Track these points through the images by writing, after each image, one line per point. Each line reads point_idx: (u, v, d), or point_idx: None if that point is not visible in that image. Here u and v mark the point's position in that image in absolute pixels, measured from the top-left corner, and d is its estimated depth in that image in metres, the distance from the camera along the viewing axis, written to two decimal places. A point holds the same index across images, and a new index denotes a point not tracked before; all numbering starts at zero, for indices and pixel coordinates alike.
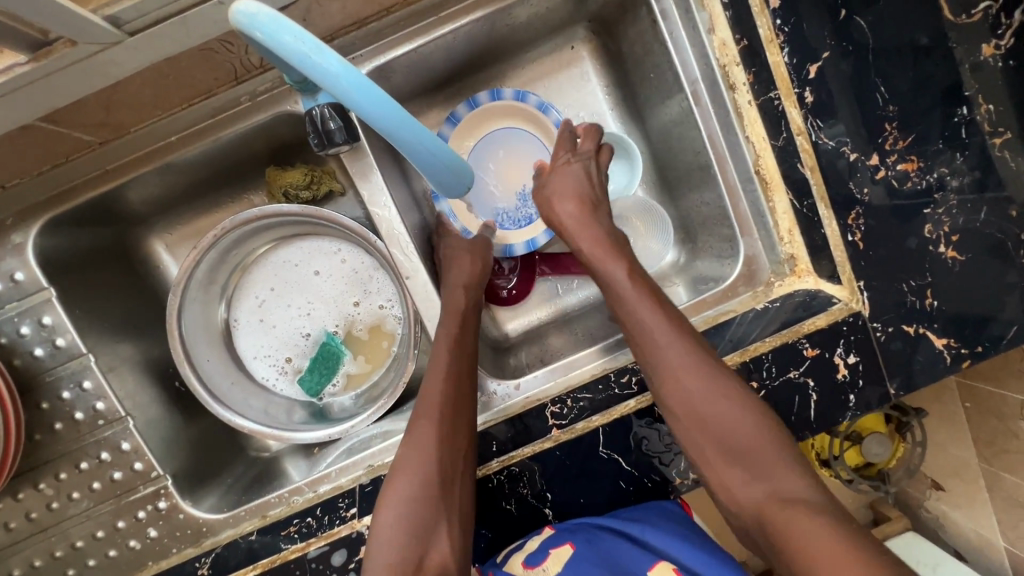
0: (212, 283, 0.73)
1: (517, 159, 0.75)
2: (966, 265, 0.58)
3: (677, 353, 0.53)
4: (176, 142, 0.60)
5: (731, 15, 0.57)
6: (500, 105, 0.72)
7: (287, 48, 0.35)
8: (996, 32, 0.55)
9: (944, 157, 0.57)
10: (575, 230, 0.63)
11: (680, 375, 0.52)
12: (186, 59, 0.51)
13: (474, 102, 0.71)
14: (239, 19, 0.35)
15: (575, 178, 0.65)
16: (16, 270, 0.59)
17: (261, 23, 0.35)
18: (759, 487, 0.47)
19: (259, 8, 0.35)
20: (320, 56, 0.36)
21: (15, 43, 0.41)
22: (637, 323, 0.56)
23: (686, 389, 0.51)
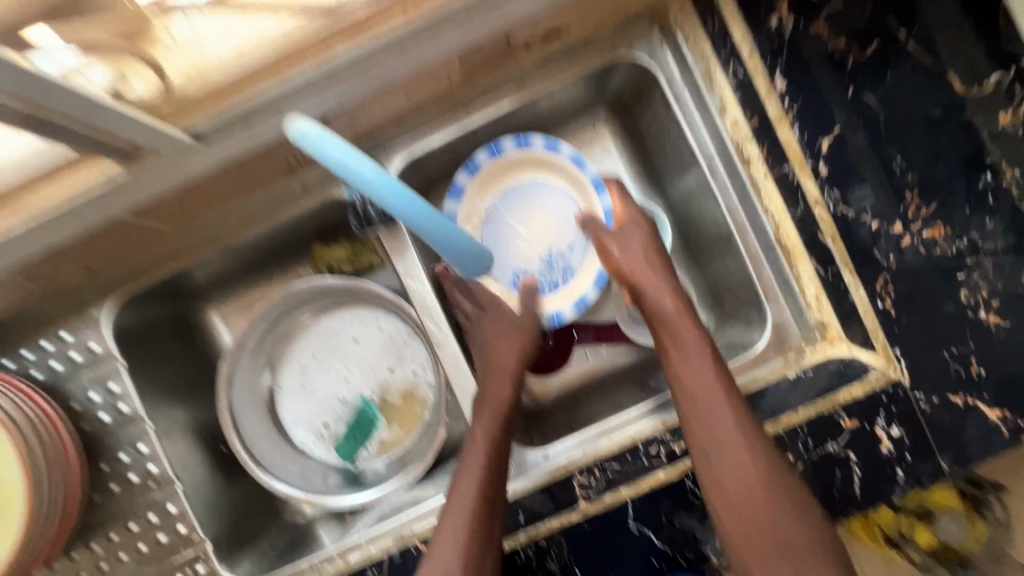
0: (260, 350, 0.79)
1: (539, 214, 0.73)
2: (1011, 330, 0.56)
3: (714, 395, 0.56)
4: (237, 226, 0.68)
5: (740, 96, 0.59)
6: (528, 155, 0.71)
7: (329, 157, 0.41)
8: (1011, 101, 0.56)
9: (973, 223, 0.56)
10: (655, 298, 0.65)
11: (713, 413, 0.56)
12: (249, 162, 0.58)
13: (497, 148, 0.69)
14: (294, 133, 0.40)
15: (643, 245, 0.67)
16: (92, 342, 0.65)
17: (315, 139, 0.40)
18: (760, 528, 0.53)
19: (313, 125, 0.40)
20: (356, 161, 0.42)
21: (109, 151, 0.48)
22: (704, 390, 0.57)
23: (720, 432, 0.54)
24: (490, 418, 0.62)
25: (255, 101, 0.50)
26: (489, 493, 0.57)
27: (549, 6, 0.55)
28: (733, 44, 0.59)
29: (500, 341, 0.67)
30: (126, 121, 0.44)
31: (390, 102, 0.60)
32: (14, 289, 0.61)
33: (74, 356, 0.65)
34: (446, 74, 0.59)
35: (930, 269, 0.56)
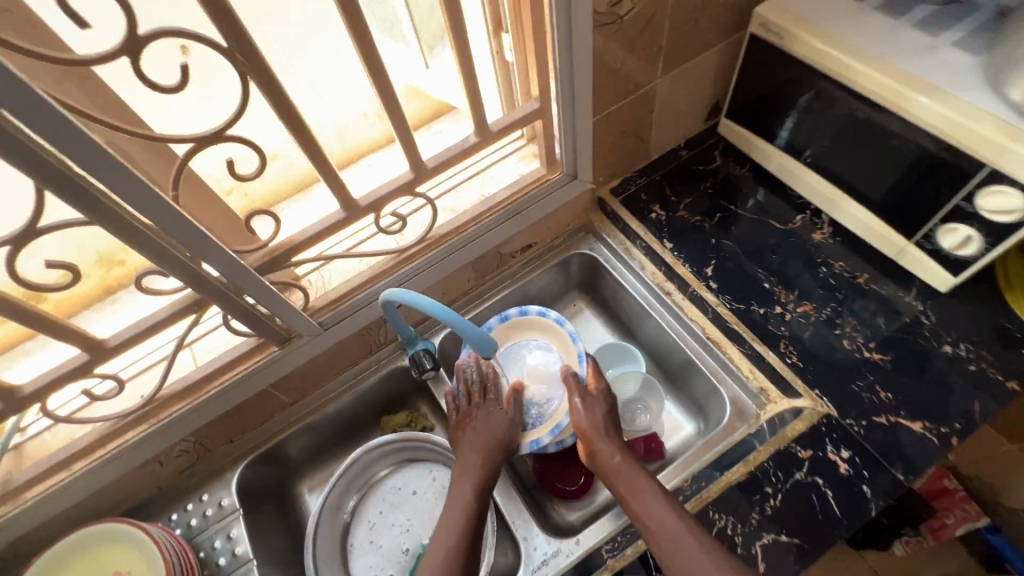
0: (338, 510, 0.94)
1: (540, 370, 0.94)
2: (894, 360, 0.75)
3: (654, 505, 0.68)
4: (333, 396, 0.96)
5: (649, 256, 0.93)
6: (543, 321, 0.96)
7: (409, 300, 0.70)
8: (818, 226, 0.89)
9: (828, 297, 0.82)
10: (607, 456, 0.78)
11: (658, 517, 0.67)
12: (350, 341, 0.90)
13: (524, 310, 0.96)
14: (396, 294, 0.71)
15: (603, 410, 0.83)
16: (223, 497, 0.87)
17: (405, 295, 0.70)
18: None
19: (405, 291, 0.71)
20: (421, 299, 0.70)
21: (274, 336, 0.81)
22: (661, 528, 0.66)
23: (664, 529, 0.66)
24: (465, 487, 0.77)
25: (359, 303, 0.86)
26: (462, 543, 0.72)
27: (521, 231, 0.95)
28: (635, 230, 0.96)
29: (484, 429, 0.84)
30: (295, 315, 0.79)
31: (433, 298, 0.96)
32: (180, 459, 0.86)
33: (207, 511, 0.86)
34: (465, 276, 0.96)
35: (812, 331, 0.80)
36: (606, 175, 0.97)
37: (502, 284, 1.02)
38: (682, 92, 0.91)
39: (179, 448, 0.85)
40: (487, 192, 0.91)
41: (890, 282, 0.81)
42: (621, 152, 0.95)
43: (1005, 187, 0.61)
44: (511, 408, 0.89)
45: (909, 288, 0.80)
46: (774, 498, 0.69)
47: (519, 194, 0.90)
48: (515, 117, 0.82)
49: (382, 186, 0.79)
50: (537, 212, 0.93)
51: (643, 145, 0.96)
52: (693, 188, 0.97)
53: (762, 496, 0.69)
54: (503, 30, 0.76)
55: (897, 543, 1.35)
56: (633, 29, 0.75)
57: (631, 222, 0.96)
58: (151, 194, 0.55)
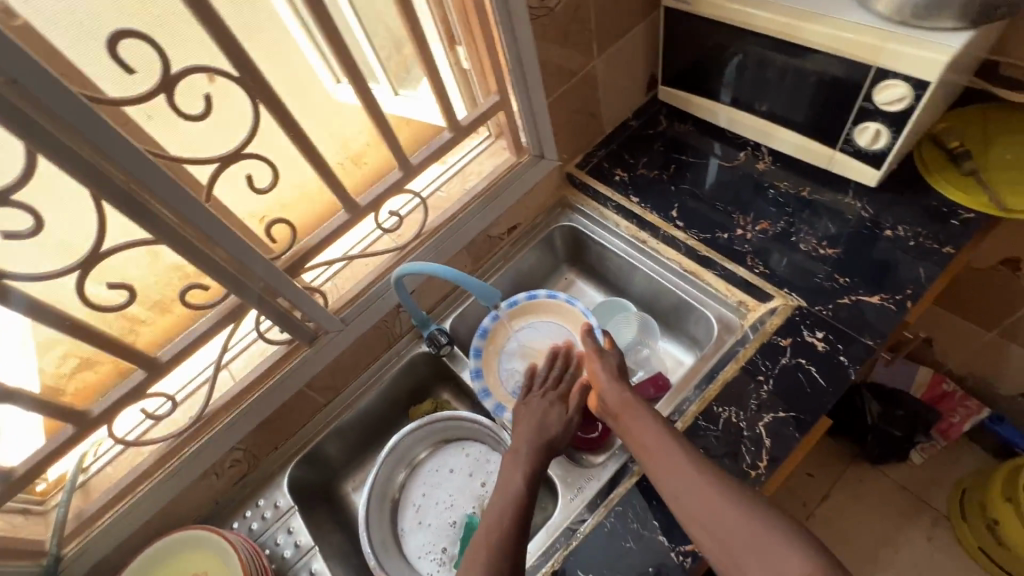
0: (385, 496, 1.01)
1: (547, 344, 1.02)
2: (845, 252, 0.87)
3: (655, 438, 0.75)
4: (361, 393, 1.04)
5: (621, 214, 1.05)
6: (554, 304, 1.04)
7: (425, 268, 0.80)
8: (760, 157, 1.01)
9: (779, 213, 0.94)
10: (614, 399, 0.82)
11: (657, 447, 0.74)
12: (370, 335, 0.99)
13: (532, 295, 1.04)
14: (409, 267, 0.80)
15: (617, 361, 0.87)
16: (278, 499, 0.95)
17: (423, 268, 0.80)
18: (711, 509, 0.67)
19: (421, 265, 0.80)
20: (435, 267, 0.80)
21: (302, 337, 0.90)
22: (660, 449, 0.73)
23: (665, 455, 0.72)
24: (518, 471, 0.78)
25: (371, 297, 0.95)
26: (507, 521, 0.73)
27: (504, 213, 1.06)
28: (604, 195, 1.07)
29: (533, 412, 0.86)
30: (320, 313, 0.88)
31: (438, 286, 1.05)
32: (233, 469, 0.94)
33: (266, 513, 0.93)
34: (462, 263, 1.07)
35: (771, 243, 0.91)
36: (569, 152, 1.10)
37: (497, 266, 1.12)
38: (619, 69, 1.05)
39: (231, 458, 0.92)
40: (469, 185, 1.03)
41: (828, 190, 0.93)
42: (579, 129, 1.07)
43: (892, 80, 0.75)
44: (574, 403, 0.87)
45: (846, 190, 0.92)
46: (766, 384, 0.79)
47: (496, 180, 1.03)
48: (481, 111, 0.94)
49: (378, 187, 0.90)
50: (515, 194, 1.05)
51: (597, 121, 1.09)
52: (647, 150, 1.10)
53: (756, 384, 0.79)
54: (457, 42, 0.89)
55: (914, 452, 1.45)
56: (565, 19, 0.88)
57: (599, 189, 1.08)
58: (197, 207, 0.66)
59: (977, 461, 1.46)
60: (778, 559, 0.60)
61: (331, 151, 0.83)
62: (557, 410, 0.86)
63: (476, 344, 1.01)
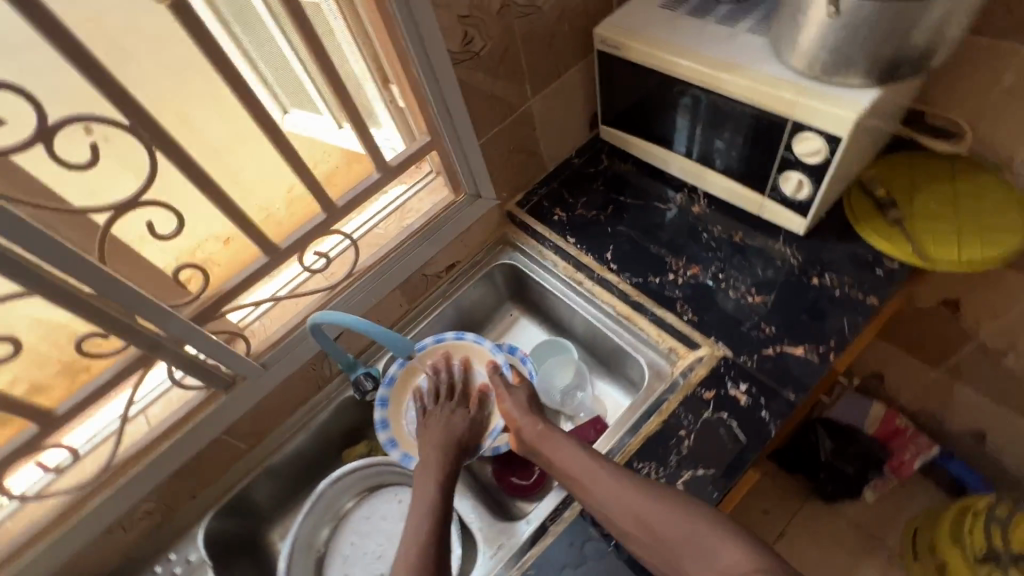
0: (310, 547, 0.97)
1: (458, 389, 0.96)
2: (772, 300, 0.87)
3: (568, 454, 0.75)
4: (288, 437, 1.00)
5: (559, 254, 1.03)
6: (462, 344, 0.98)
7: (333, 318, 0.79)
8: (696, 199, 1.01)
9: (711, 258, 0.94)
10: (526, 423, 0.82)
11: (573, 463, 0.74)
12: (297, 378, 0.96)
13: (439, 338, 0.98)
14: (317, 318, 0.80)
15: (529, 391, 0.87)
16: (190, 553, 0.91)
17: (328, 317, 0.80)
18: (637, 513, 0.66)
19: (329, 314, 0.80)
20: (339, 317, 0.79)
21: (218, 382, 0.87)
22: (581, 471, 0.72)
23: (580, 469, 0.72)
24: (428, 480, 0.78)
25: (295, 339, 0.92)
26: (421, 548, 0.70)
27: (441, 251, 1.04)
28: (543, 234, 1.06)
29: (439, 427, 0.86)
30: (236, 359, 0.85)
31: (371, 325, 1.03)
32: (145, 521, 0.89)
33: (177, 569, 0.90)
34: (397, 301, 1.04)
35: (701, 289, 0.91)
36: (510, 190, 1.09)
37: (435, 303, 1.10)
38: (558, 108, 1.04)
39: (142, 510, 0.88)
40: (406, 224, 1.01)
41: (760, 235, 0.94)
42: (518, 168, 1.07)
43: (807, 133, 0.75)
44: (472, 409, 0.91)
45: (777, 236, 0.93)
46: (688, 437, 0.78)
47: (432, 219, 1.01)
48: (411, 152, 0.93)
49: (300, 229, 0.89)
50: (451, 233, 1.03)
51: (537, 159, 1.09)
52: (587, 190, 1.09)
53: (679, 437, 0.78)
54: (390, 80, 0.87)
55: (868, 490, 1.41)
56: (492, 62, 0.88)
57: (538, 228, 1.07)
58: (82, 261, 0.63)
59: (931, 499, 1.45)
60: (711, 553, 0.60)
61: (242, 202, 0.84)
62: (459, 416, 0.88)
63: (381, 394, 0.95)
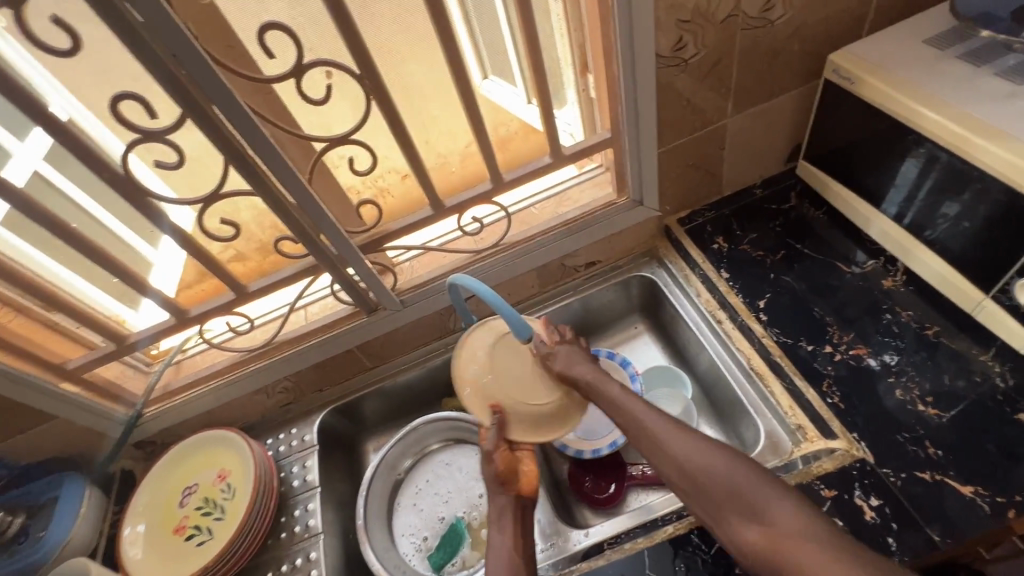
0: (393, 467, 1.09)
1: (506, 367, 0.83)
2: (951, 418, 0.72)
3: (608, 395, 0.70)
4: (404, 369, 1.12)
5: (706, 286, 0.97)
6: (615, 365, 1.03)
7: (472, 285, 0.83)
8: (890, 274, 0.87)
9: (886, 344, 0.81)
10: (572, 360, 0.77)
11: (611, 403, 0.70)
12: (426, 321, 1.06)
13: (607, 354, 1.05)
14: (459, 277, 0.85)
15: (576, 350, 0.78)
16: (305, 434, 1.07)
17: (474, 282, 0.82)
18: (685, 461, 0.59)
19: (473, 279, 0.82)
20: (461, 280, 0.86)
21: (365, 305, 1.00)
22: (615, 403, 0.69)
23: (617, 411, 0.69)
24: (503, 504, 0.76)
25: (434, 288, 1.02)
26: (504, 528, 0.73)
27: (586, 247, 1.04)
28: (695, 259, 1.00)
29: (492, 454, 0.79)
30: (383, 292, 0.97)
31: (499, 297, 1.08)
32: (281, 395, 1.08)
33: (292, 443, 1.06)
34: (529, 282, 1.08)
35: (861, 375, 0.79)
36: (674, 205, 1.04)
37: (565, 293, 1.11)
38: (756, 131, 0.95)
39: (282, 386, 1.06)
40: (561, 210, 1.03)
41: (962, 338, 0.78)
42: (690, 185, 1.01)
43: None
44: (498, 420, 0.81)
45: (987, 346, 0.76)
46: None
47: (588, 213, 1.01)
48: (587, 144, 0.93)
49: (466, 192, 0.96)
50: (604, 230, 1.02)
51: (714, 180, 1.01)
52: (762, 225, 1.00)
53: None
54: (588, 70, 0.88)
55: None
56: (699, 71, 0.83)
57: (692, 251, 1.01)
58: (295, 178, 0.75)
59: None
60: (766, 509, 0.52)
61: (426, 154, 0.94)
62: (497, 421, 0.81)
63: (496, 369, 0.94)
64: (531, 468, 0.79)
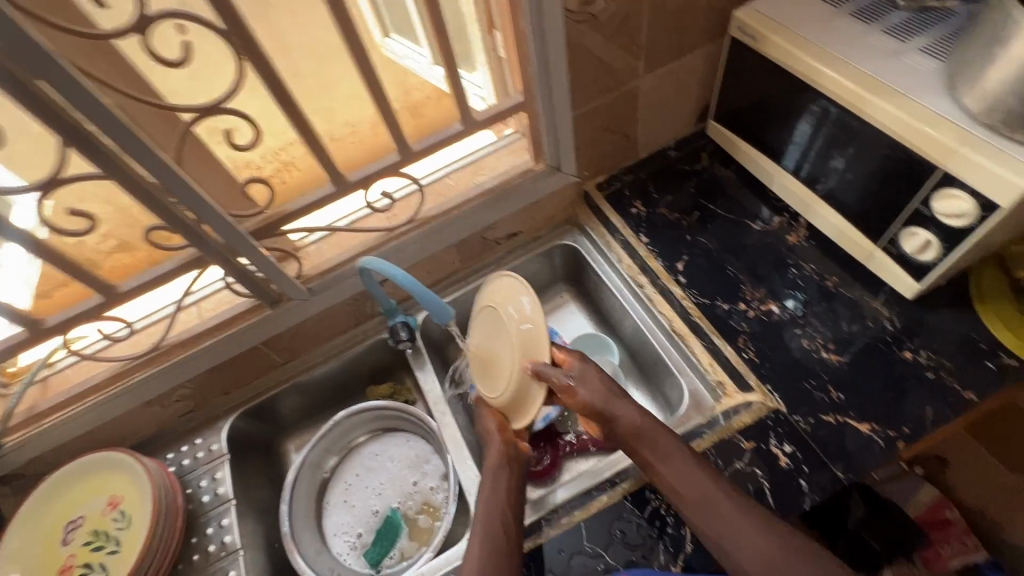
0: (319, 465, 1.02)
1: (478, 357, 0.81)
2: (849, 362, 0.78)
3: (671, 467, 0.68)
4: (320, 361, 1.04)
5: (627, 252, 0.97)
6: None
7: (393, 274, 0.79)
8: (793, 229, 0.91)
9: (792, 297, 0.85)
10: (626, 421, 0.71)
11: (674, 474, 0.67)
12: (340, 308, 0.98)
13: None
14: (371, 262, 0.80)
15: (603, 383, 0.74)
16: (212, 443, 0.96)
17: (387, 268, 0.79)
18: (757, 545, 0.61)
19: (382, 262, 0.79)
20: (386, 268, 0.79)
21: (267, 296, 0.90)
22: (701, 491, 0.65)
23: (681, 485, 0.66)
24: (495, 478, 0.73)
25: (344, 272, 0.93)
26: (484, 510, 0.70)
27: (506, 218, 1.00)
28: (615, 225, 1.00)
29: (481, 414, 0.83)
30: (286, 280, 0.87)
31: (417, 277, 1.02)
32: (178, 404, 0.96)
33: (197, 454, 0.96)
34: (449, 259, 1.02)
35: (771, 329, 0.83)
36: (592, 170, 1.02)
37: (488, 268, 1.07)
38: (668, 91, 0.94)
39: (177, 395, 0.94)
40: (477, 180, 0.97)
41: (856, 287, 0.84)
42: (607, 148, 0.99)
43: (956, 190, 0.63)
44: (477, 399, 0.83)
45: (877, 293, 0.82)
46: None
47: (506, 181, 0.96)
48: (500, 108, 0.87)
49: (371, 165, 0.87)
50: (524, 200, 0.98)
51: (629, 143, 1.00)
52: (676, 187, 1.00)
53: None
54: (495, 27, 0.82)
55: None
56: (610, 27, 0.79)
57: (612, 216, 1.01)
58: (156, 157, 0.63)
59: None
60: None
61: (318, 122, 0.84)
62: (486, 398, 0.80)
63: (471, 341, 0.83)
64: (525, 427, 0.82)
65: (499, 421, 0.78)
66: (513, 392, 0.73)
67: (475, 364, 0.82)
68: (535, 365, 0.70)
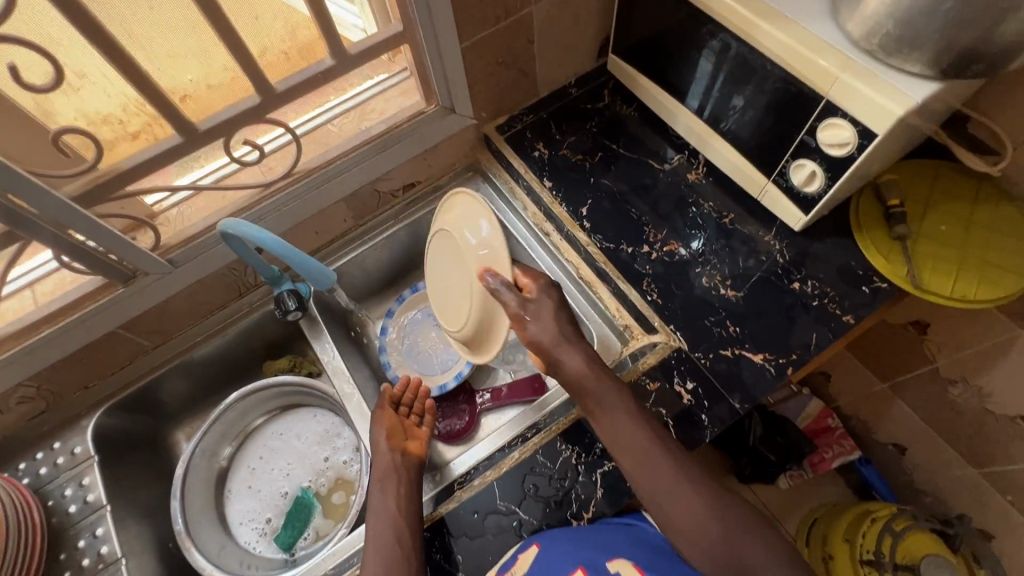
0: (213, 454, 0.93)
1: (440, 293, 0.83)
2: (745, 296, 0.80)
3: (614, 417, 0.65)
4: (199, 340, 0.92)
5: (532, 199, 0.92)
6: None
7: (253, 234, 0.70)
8: (693, 166, 0.91)
9: (692, 236, 0.85)
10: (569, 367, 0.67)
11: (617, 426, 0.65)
12: (214, 279, 0.86)
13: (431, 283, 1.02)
14: (226, 225, 0.70)
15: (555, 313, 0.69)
16: (76, 446, 0.84)
17: (246, 229, 0.69)
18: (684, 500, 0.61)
19: (239, 225, 0.69)
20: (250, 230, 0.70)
21: (115, 274, 0.76)
22: (635, 443, 0.63)
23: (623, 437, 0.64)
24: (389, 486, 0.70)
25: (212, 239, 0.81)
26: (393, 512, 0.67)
27: (400, 167, 0.91)
28: (518, 169, 0.94)
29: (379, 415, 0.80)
30: (135, 253, 0.74)
31: (305, 238, 0.91)
32: (23, 406, 0.81)
33: (58, 460, 0.83)
34: (341, 215, 0.92)
35: (673, 269, 0.83)
36: (491, 111, 0.94)
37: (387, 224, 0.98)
38: (565, 20, 0.87)
39: (19, 396, 0.79)
40: (363, 125, 0.86)
41: (751, 222, 0.85)
42: (504, 86, 0.91)
43: (838, 119, 0.63)
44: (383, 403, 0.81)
45: (770, 227, 0.84)
46: None
47: (395, 126, 0.86)
48: (377, 40, 0.76)
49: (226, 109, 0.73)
50: (418, 145, 0.89)
51: (528, 80, 0.93)
52: (579, 127, 0.96)
53: None
54: None
55: (782, 478, 1.31)
56: None
57: (514, 160, 0.95)
58: None
59: (838, 494, 1.37)
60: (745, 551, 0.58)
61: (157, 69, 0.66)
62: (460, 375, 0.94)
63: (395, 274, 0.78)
64: (422, 433, 0.80)
65: (390, 428, 0.77)
66: (478, 315, 0.74)
67: (445, 296, 0.82)
68: (489, 276, 0.69)
